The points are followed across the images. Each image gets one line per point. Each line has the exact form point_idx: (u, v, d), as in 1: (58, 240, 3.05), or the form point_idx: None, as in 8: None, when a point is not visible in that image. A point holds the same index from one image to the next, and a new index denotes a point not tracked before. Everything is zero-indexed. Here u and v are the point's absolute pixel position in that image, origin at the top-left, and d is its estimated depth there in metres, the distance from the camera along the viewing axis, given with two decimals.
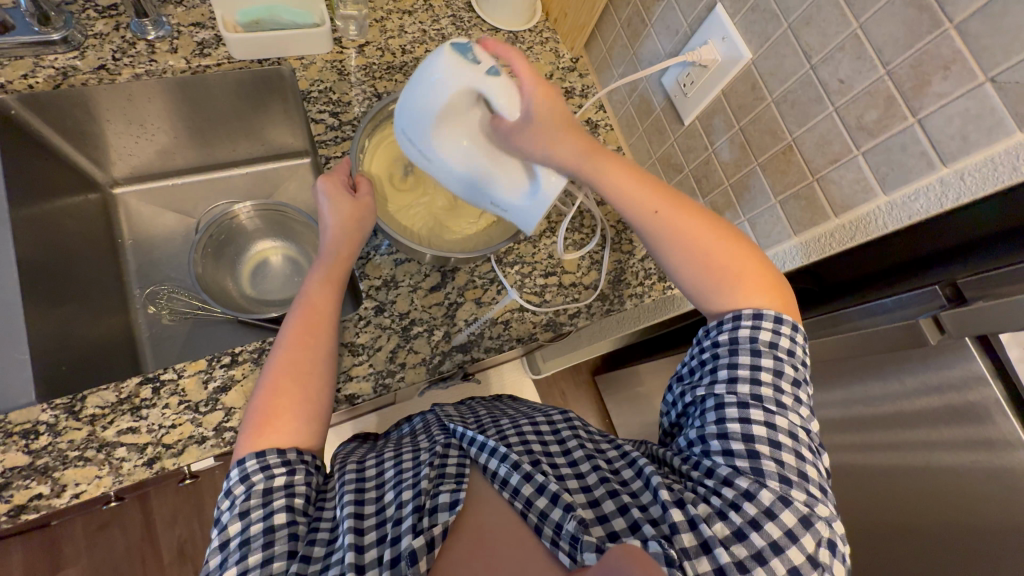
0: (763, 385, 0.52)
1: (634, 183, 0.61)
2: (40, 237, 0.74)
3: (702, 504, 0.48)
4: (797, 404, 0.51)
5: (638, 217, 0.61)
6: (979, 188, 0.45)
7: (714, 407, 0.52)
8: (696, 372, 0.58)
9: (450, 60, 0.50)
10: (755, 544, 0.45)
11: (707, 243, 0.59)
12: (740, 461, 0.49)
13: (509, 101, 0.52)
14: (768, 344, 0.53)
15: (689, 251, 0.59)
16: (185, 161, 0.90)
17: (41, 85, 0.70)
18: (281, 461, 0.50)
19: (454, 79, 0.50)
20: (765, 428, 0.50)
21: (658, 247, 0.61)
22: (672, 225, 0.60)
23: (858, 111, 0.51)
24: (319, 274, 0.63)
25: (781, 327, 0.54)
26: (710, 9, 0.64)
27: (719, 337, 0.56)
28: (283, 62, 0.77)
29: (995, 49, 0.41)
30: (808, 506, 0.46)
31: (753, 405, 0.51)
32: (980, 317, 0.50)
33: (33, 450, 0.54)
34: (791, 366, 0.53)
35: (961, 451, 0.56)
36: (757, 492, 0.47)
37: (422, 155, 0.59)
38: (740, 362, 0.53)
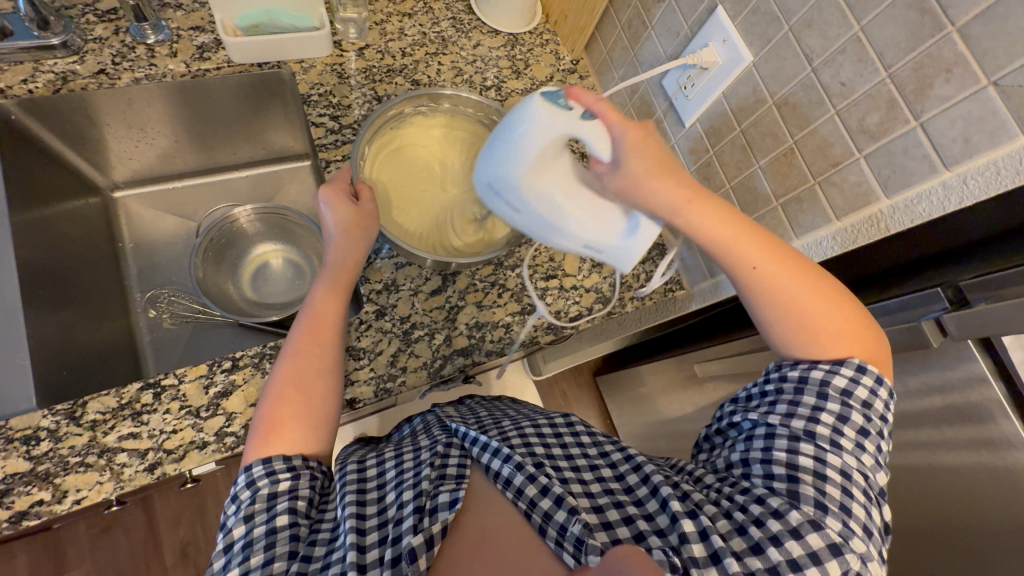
0: (820, 424, 0.50)
1: (734, 235, 0.56)
2: (40, 241, 0.74)
3: (723, 519, 0.48)
4: (858, 450, 0.49)
5: (735, 271, 0.56)
6: (981, 192, 0.45)
7: (763, 435, 0.52)
8: (754, 398, 0.57)
9: (544, 107, 0.48)
10: (771, 558, 0.45)
11: (811, 301, 0.54)
12: (777, 483, 0.49)
13: (602, 141, 0.50)
14: (840, 390, 0.51)
15: (792, 311, 0.55)
16: (186, 164, 0.90)
17: (41, 89, 0.70)
18: (286, 467, 0.50)
19: (552, 128, 0.48)
20: (813, 461, 0.49)
21: (753, 302, 0.57)
22: (771, 276, 0.55)
23: (860, 114, 0.51)
24: (325, 282, 0.62)
25: (862, 375, 0.52)
26: (711, 12, 0.63)
27: (788, 373, 0.54)
28: (283, 65, 0.77)
29: (997, 52, 0.41)
30: (841, 535, 0.45)
31: (804, 440, 0.50)
32: (983, 320, 0.49)
33: (34, 456, 0.54)
34: (861, 414, 0.51)
35: (964, 453, 0.56)
36: (786, 512, 0.47)
37: (510, 208, 0.55)
38: (802, 400, 0.52)
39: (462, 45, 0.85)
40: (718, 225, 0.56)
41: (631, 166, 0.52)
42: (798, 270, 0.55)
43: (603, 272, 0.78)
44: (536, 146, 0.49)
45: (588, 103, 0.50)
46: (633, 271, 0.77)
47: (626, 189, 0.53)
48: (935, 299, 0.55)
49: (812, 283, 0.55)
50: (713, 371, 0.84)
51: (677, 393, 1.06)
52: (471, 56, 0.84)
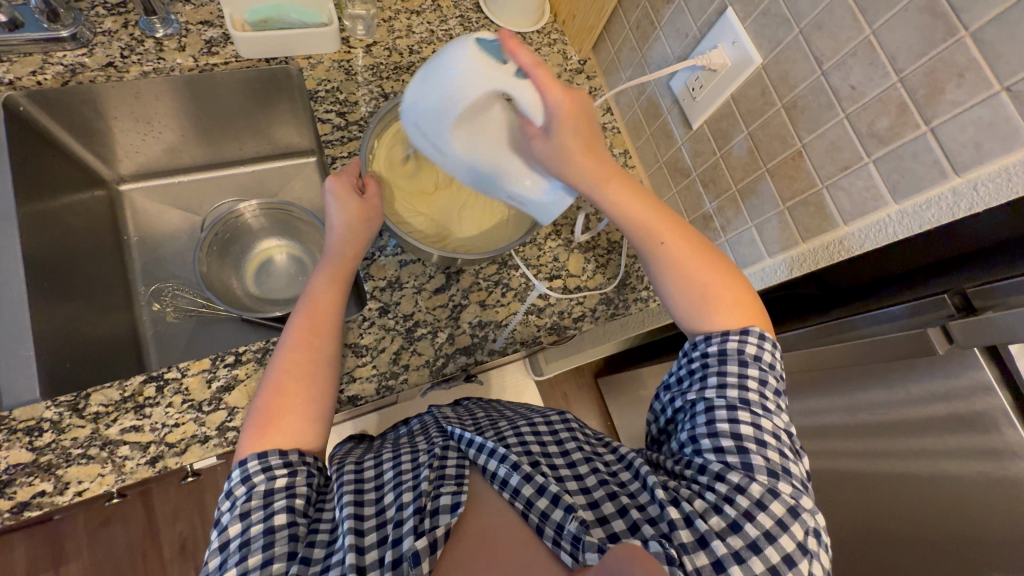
0: (750, 391, 0.52)
1: (642, 211, 0.60)
2: (46, 232, 0.74)
3: (698, 500, 0.48)
4: (778, 410, 0.52)
5: (643, 246, 0.60)
6: (992, 199, 0.45)
7: (704, 411, 0.52)
8: (685, 379, 0.57)
9: (475, 59, 0.51)
10: (749, 534, 0.45)
11: (710, 273, 0.58)
12: (730, 457, 0.49)
13: (532, 101, 0.54)
14: (754, 356, 0.54)
15: (692, 281, 0.58)
16: (192, 159, 0.90)
17: (50, 82, 0.70)
18: (283, 462, 0.50)
19: (480, 81, 0.52)
20: (752, 428, 0.50)
21: (659, 276, 0.60)
22: (676, 249, 0.59)
23: (870, 118, 0.51)
24: (325, 272, 0.63)
25: (764, 343, 0.54)
26: (720, 13, 0.63)
27: (708, 347, 0.55)
28: (291, 61, 0.77)
29: (1010, 57, 0.41)
30: (793, 497, 0.47)
31: (741, 408, 0.51)
32: (986, 326, 0.50)
33: (37, 447, 0.54)
34: (773, 379, 0.53)
35: (968, 459, 0.55)
36: (747, 486, 0.47)
37: (438, 151, 0.60)
38: (728, 370, 0.53)
39: None
40: (628, 201, 0.60)
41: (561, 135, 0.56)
42: (698, 247, 0.59)
43: (607, 273, 0.77)
44: (463, 101, 0.53)
45: (522, 61, 0.51)
46: (637, 273, 0.77)
47: (541, 148, 0.58)
48: (942, 307, 0.55)
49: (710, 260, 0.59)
50: None
51: None
52: None
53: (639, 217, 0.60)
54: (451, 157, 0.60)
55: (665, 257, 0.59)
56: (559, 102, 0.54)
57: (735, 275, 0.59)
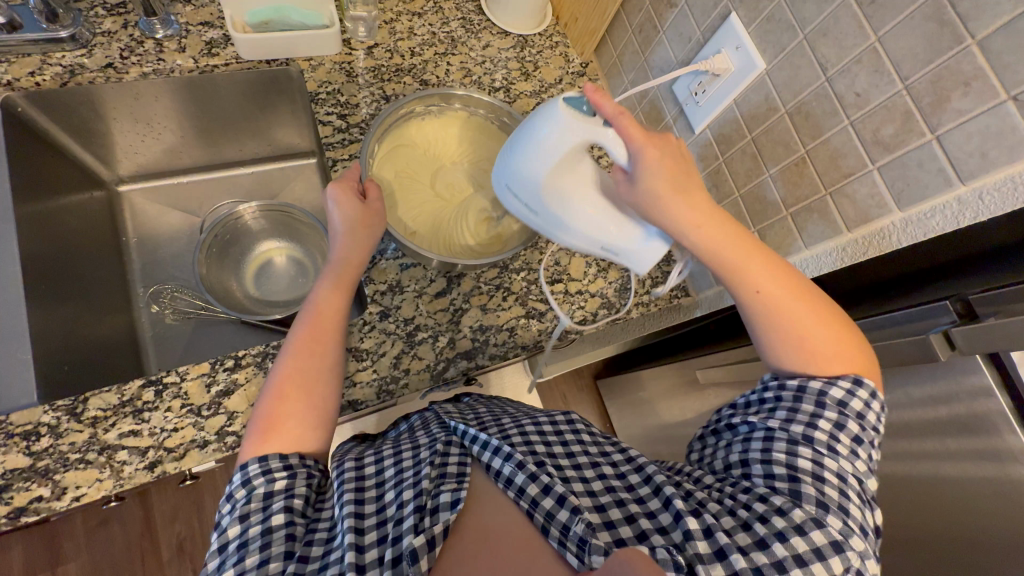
0: (818, 429, 0.51)
1: (739, 257, 0.57)
2: (44, 234, 0.74)
3: (727, 516, 0.48)
4: (853, 455, 0.49)
5: (740, 295, 0.57)
6: (999, 208, 0.44)
7: (763, 437, 0.52)
8: (753, 404, 0.57)
9: (567, 113, 0.49)
10: (775, 553, 0.45)
11: (812, 325, 0.55)
12: (779, 483, 0.49)
13: (620, 150, 0.53)
14: (838, 400, 0.51)
15: (791, 332, 0.55)
16: (192, 160, 0.90)
17: (48, 83, 0.69)
18: (282, 465, 0.50)
19: (575, 132, 0.50)
20: (811, 464, 0.49)
21: (755, 326, 0.57)
22: (775, 296, 0.56)
23: (874, 125, 0.51)
24: (330, 279, 0.62)
25: (857, 389, 0.52)
26: (724, 18, 0.63)
27: (788, 381, 0.54)
28: (292, 62, 0.77)
29: (1018, 66, 0.40)
30: (841, 534, 0.45)
31: (803, 443, 0.50)
32: (990, 332, 0.49)
33: (34, 452, 0.54)
34: (856, 424, 0.51)
35: (968, 465, 0.55)
36: (789, 510, 0.47)
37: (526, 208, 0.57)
38: (801, 407, 0.52)
39: (472, 46, 0.84)
40: (721, 246, 0.57)
41: (646, 180, 0.53)
42: (798, 292, 0.56)
43: (608, 277, 0.77)
44: (557, 152, 0.51)
45: (607, 111, 0.50)
46: (638, 277, 0.77)
47: (634, 196, 0.55)
48: (944, 313, 0.55)
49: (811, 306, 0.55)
50: (714, 379, 0.84)
51: (677, 398, 1.05)
52: (480, 57, 0.84)
53: (730, 259, 0.57)
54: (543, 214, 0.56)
55: (761, 306, 0.56)
56: (641, 148, 0.52)
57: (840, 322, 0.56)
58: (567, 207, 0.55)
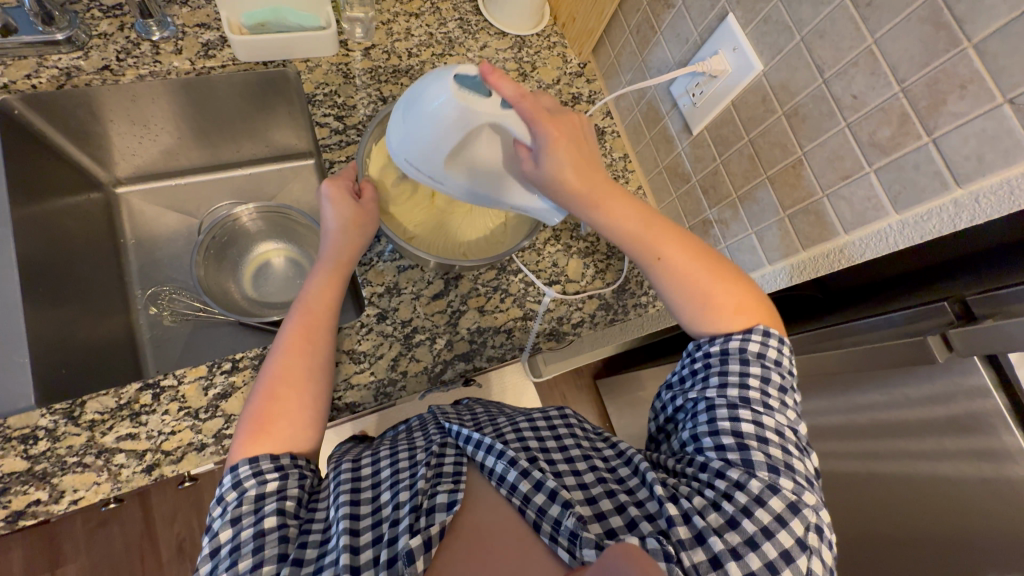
0: (751, 389, 0.52)
1: (637, 228, 0.59)
2: (42, 236, 0.74)
3: (697, 497, 0.49)
4: (783, 407, 0.52)
5: (642, 262, 0.60)
6: (993, 211, 0.44)
7: (705, 411, 0.53)
8: (687, 380, 0.58)
9: (458, 96, 0.48)
10: (747, 530, 0.46)
11: (710, 280, 0.58)
12: (731, 454, 0.49)
13: (521, 133, 0.51)
14: (757, 355, 0.54)
15: (698, 291, 0.58)
16: (189, 161, 0.90)
17: (45, 85, 0.69)
18: (274, 466, 0.50)
19: (468, 114, 0.49)
20: (752, 426, 0.50)
21: (665, 291, 0.59)
22: (677, 258, 0.58)
23: (870, 127, 0.51)
24: (319, 276, 0.63)
25: (768, 340, 0.54)
26: (721, 19, 0.63)
27: (710, 347, 0.56)
28: (289, 64, 0.77)
29: (1014, 69, 0.40)
30: (794, 493, 0.47)
31: (742, 407, 0.51)
32: (986, 335, 0.49)
33: (32, 455, 0.54)
34: (777, 375, 0.53)
35: (964, 467, 0.55)
36: (747, 481, 0.47)
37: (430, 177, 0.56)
38: (730, 370, 0.53)
39: (469, 46, 0.84)
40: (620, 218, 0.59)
41: (550, 161, 0.52)
42: (696, 253, 0.59)
43: (606, 278, 0.77)
44: (454, 135, 0.50)
45: (506, 92, 0.49)
46: (636, 278, 0.77)
47: (537, 173, 0.54)
48: (941, 313, 0.55)
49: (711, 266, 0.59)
50: None
51: None
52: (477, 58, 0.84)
53: (638, 237, 0.59)
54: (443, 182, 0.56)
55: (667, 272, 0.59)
56: (548, 131, 0.51)
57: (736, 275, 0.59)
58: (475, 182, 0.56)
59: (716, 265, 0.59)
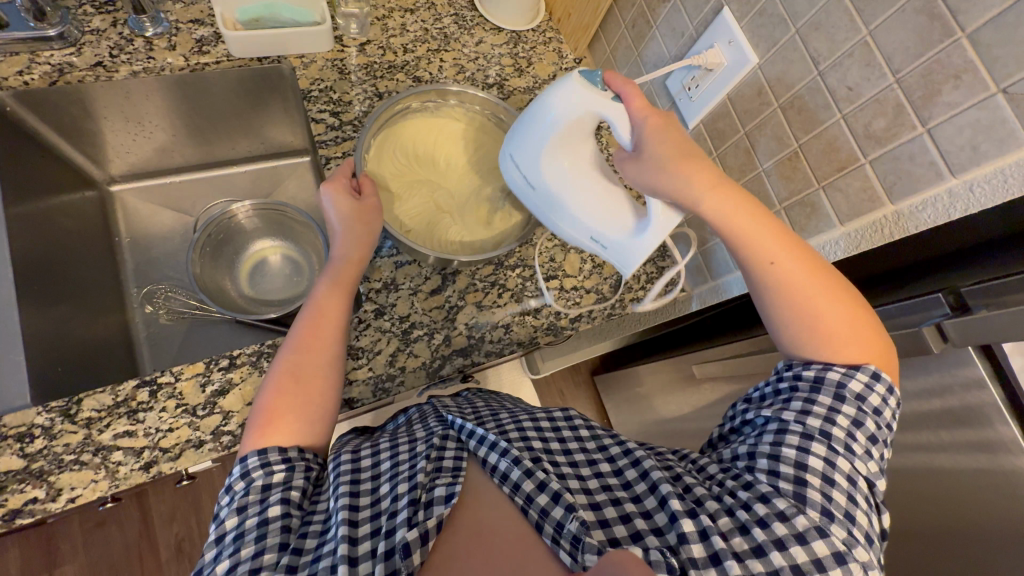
0: (835, 427, 0.50)
1: (751, 227, 0.56)
2: (36, 235, 0.73)
3: (725, 517, 0.48)
4: (865, 455, 0.49)
5: (752, 265, 0.57)
6: (988, 200, 0.44)
7: (774, 430, 0.51)
8: (767, 397, 0.56)
9: (579, 83, 0.51)
10: (773, 561, 0.44)
11: (824, 302, 0.54)
12: (784, 483, 0.48)
13: (623, 121, 0.54)
14: (856, 394, 0.51)
15: (801, 313, 0.55)
16: (184, 159, 0.89)
17: (37, 82, 0.68)
18: (282, 458, 0.50)
19: (580, 105, 0.51)
20: (822, 463, 0.48)
21: (764, 297, 0.57)
22: (794, 272, 0.55)
23: (866, 119, 0.51)
24: (329, 276, 0.62)
25: (875, 382, 0.51)
26: (716, 13, 0.63)
27: (804, 371, 0.53)
28: (284, 60, 0.76)
29: (1007, 59, 0.41)
30: (845, 543, 0.44)
31: (817, 440, 0.49)
32: (982, 325, 0.49)
33: (29, 453, 0.54)
34: (872, 422, 0.50)
35: (960, 457, 0.56)
36: (792, 515, 0.46)
37: (527, 181, 0.62)
38: (817, 399, 0.51)
39: (464, 42, 0.84)
40: (732, 210, 0.57)
41: (652, 147, 0.54)
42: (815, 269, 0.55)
43: (604, 273, 0.77)
44: (562, 126, 0.53)
45: (617, 86, 0.54)
46: (634, 273, 0.77)
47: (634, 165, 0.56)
48: (937, 305, 0.55)
49: (826, 285, 0.55)
50: (710, 373, 0.85)
51: (673, 393, 1.06)
52: (473, 53, 0.84)
53: (749, 240, 0.56)
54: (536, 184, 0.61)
55: (776, 279, 0.56)
56: (646, 119, 0.54)
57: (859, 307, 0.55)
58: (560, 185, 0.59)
59: (833, 284, 0.55)
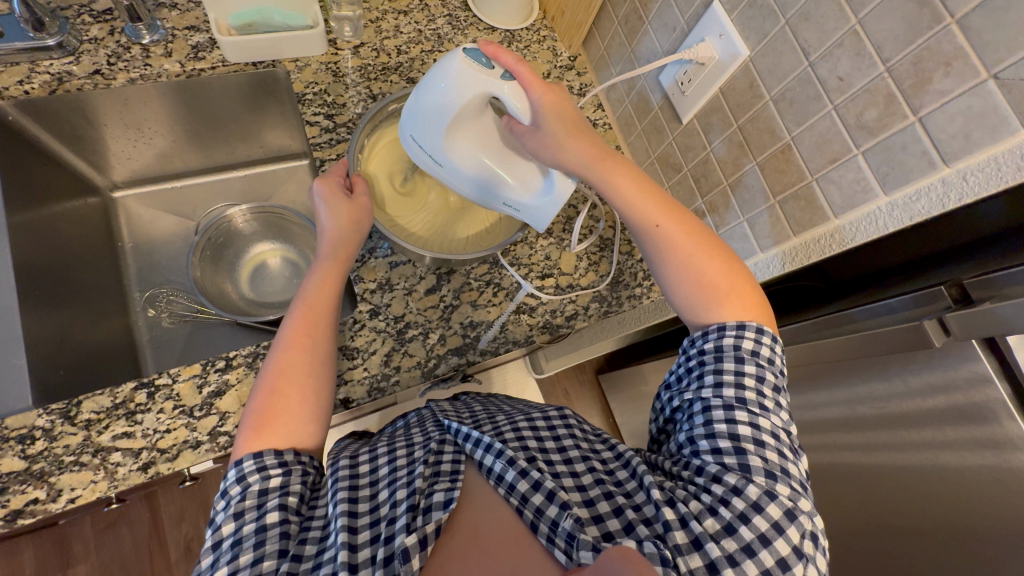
0: (747, 389, 0.51)
1: (635, 188, 0.60)
2: (39, 241, 0.75)
3: (692, 501, 0.47)
4: (777, 408, 0.51)
5: (640, 229, 0.60)
6: (982, 188, 0.44)
7: (700, 410, 0.52)
8: (682, 377, 0.57)
9: (465, 64, 0.51)
10: (743, 537, 0.44)
11: (704, 260, 0.58)
12: (728, 458, 0.49)
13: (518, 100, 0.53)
14: (751, 352, 0.53)
15: (690, 273, 0.58)
16: (184, 164, 0.91)
17: (37, 91, 0.70)
18: (277, 462, 0.50)
19: (469, 84, 0.52)
20: (749, 428, 0.49)
21: (659, 259, 0.60)
22: (673, 234, 0.59)
23: (857, 109, 0.50)
24: (319, 273, 0.63)
25: (762, 338, 0.54)
26: (707, 6, 0.62)
27: (705, 344, 0.55)
28: (278, 64, 0.77)
29: (998, 44, 0.40)
30: (792, 500, 0.46)
31: (738, 408, 0.50)
32: (983, 319, 0.49)
33: (30, 455, 0.55)
34: (773, 373, 0.53)
35: (963, 451, 0.55)
36: (744, 487, 0.46)
37: (432, 157, 0.60)
38: (724, 367, 0.53)
39: (458, 42, 0.84)
40: (621, 180, 0.60)
41: (550, 123, 0.56)
42: (692, 229, 0.59)
43: (599, 271, 0.77)
44: (455, 103, 0.53)
45: (506, 61, 0.54)
46: (630, 270, 0.77)
47: (533, 144, 0.57)
48: (938, 298, 0.54)
49: (705, 243, 0.59)
50: None
51: None
52: None
53: (639, 204, 0.60)
54: (450, 168, 0.60)
55: (661, 240, 0.59)
56: (542, 96, 0.56)
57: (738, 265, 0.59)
58: (471, 163, 0.59)
59: (709, 242, 0.59)
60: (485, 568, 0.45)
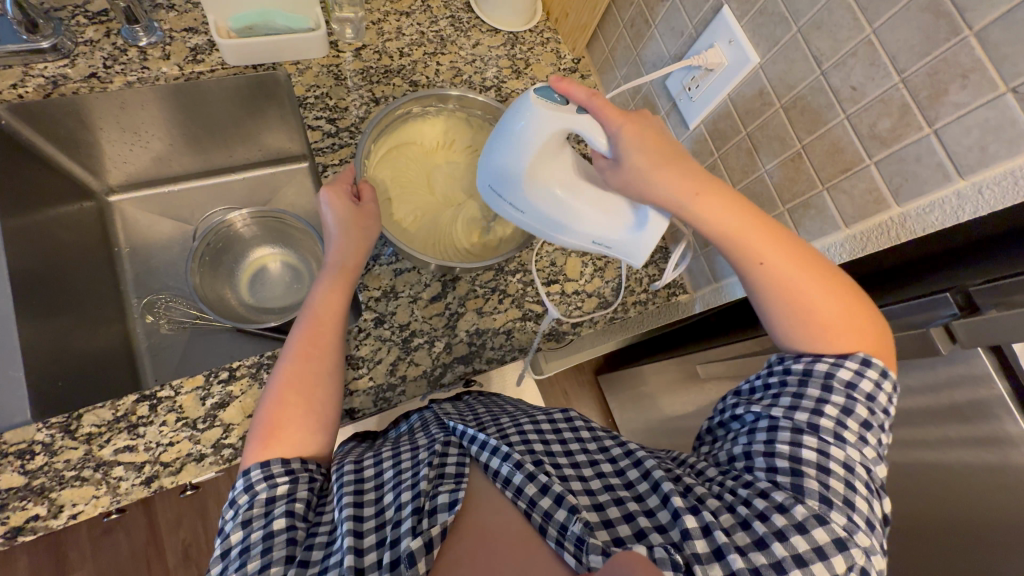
0: (824, 417, 0.49)
1: (731, 219, 0.56)
2: (33, 247, 0.73)
3: (727, 513, 0.47)
4: (862, 442, 0.48)
5: (741, 265, 0.56)
6: (999, 202, 0.43)
7: (766, 427, 0.51)
8: (757, 391, 0.56)
9: (539, 102, 0.50)
10: (775, 554, 0.44)
11: (819, 296, 0.54)
12: (781, 477, 0.48)
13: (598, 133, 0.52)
14: (844, 382, 0.50)
15: (798, 311, 0.54)
16: (181, 167, 0.89)
17: (31, 94, 0.68)
18: (284, 470, 0.49)
19: (548, 121, 0.50)
20: (816, 453, 0.48)
21: (761, 295, 0.56)
22: (779, 269, 0.54)
23: (870, 119, 0.50)
24: (325, 281, 0.62)
25: (865, 369, 0.51)
26: (716, 11, 0.61)
27: (793, 364, 0.53)
28: (279, 66, 0.76)
29: (1016, 58, 0.39)
30: (846, 529, 0.44)
31: (808, 432, 0.49)
32: (988, 325, 0.48)
33: (29, 470, 0.54)
34: (864, 408, 0.49)
35: (963, 460, 0.55)
36: (790, 506, 0.45)
37: (515, 207, 0.58)
38: (806, 392, 0.51)
39: (462, 44, 0.83)
40: (721, 213, 0.56)
41: (632, 159, 0.53)
42: (802, 261, 0.54)
43: (605, 277, 0.76)
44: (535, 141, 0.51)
45: (577, 97, 0.51)
46: (636, 276, 0.76)
47: (618, 180, 0.55)
48: (943, 305, 0.54)
49: (822, 277, 0.54)
50: (715, 374, 0.84)
51: (678, 393, 1.05)
52: (470, 56, 0.83)
53: (738, 237, 0.56)
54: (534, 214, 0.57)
55: (766, 277, 0.55)
56: (621, 127, 0.53)
57: (855, 297, 0.54)
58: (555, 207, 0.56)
59: (826, 273, 0.54)
60: (495, 570, 0.44)
